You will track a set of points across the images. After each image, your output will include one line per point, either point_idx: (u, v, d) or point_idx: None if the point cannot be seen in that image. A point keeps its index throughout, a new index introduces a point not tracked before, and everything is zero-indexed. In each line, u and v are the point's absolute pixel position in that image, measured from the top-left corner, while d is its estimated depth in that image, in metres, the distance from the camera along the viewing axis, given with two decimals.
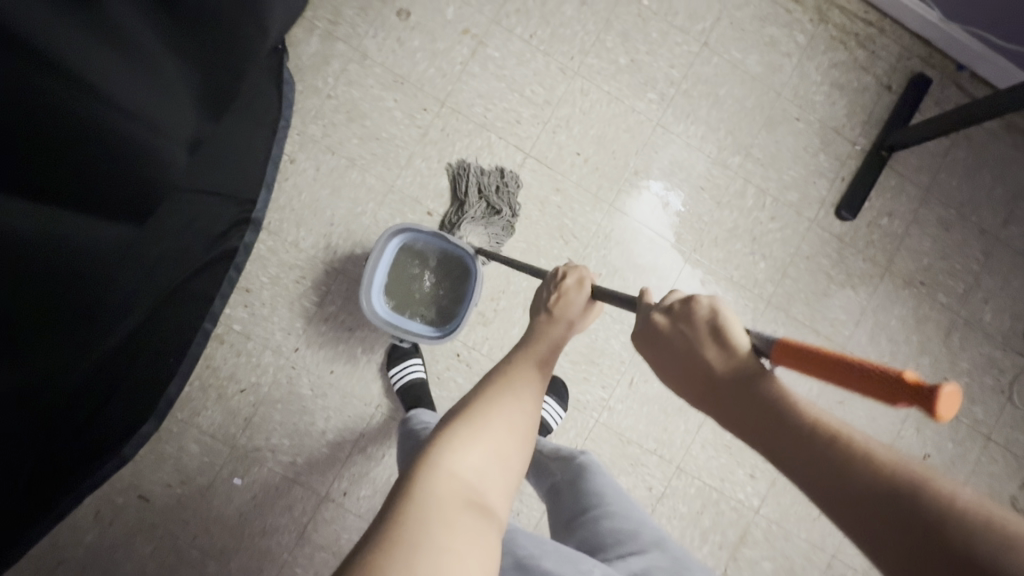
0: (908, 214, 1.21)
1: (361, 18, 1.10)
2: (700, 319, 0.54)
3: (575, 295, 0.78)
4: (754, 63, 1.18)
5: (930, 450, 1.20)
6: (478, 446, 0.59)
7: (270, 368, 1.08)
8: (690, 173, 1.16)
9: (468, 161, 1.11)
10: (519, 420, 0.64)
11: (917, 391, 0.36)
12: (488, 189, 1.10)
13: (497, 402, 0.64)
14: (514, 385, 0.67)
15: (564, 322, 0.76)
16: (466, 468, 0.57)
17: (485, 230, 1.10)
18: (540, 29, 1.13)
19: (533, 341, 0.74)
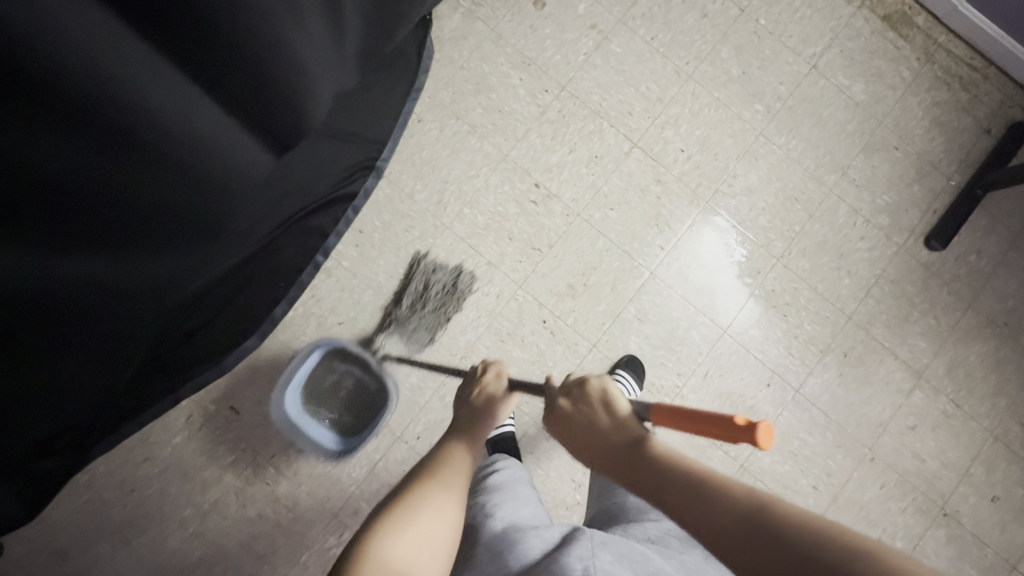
0: (997, 255, 1.23)
1: (501, 3, 1.20)
2: (596, 399, 0.69)
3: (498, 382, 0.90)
4: (860, 91, 1.24)
5: (998, 493, 1.19)
6: (409, 529, 0.62)
7: (369, 306, 1.15)
8: (785, 184, 1.21)
9: (429, 255, 1.16)
10: (450, 510, 0.67)
11: (744, 429, 0.54)
12: (437, 290, 1.15)
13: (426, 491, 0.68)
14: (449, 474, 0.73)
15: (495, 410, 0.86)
16: (396, 555, 0.59)
17: (410, 329, 1.14)
18: (661, 33, 1.22)
19: (462, 427, 0.83)
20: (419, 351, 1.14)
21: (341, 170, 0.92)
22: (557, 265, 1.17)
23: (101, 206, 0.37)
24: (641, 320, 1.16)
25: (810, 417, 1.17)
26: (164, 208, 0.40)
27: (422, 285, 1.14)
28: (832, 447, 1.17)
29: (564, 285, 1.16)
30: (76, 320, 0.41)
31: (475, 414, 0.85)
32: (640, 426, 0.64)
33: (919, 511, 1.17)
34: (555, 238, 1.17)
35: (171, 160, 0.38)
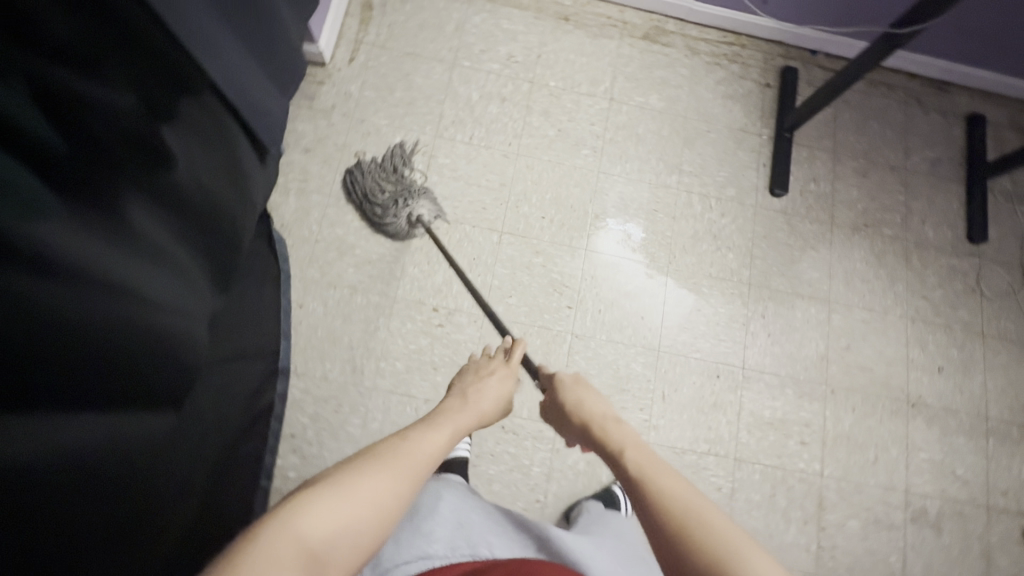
0: (828, 174, 1.40)
1: (326, 169, 1.26)
2: (575, 392, 0.79)
3: (503, 394, 0.85)
4: (656, 100, 1.39)
5: (941, 363, 1.30)
6: (343, 498, 0.50)
7: (371, 171, 1.22)
8: (641, 202, 1.32)
9: (375, 164, 1.23)
10: (391, 507, 0.53)
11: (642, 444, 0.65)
12: (385, 189, 1.21)
13: (380, 475, 0.54)
14: (407, 465, 0.57)
15: (473, 414, 0.78)
16: (318, 531, 0.47)
17: (378, 198, 1.20)
18: (476, 130, 1.32)
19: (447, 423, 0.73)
20: (345, 439, 1.13)
21: (245, 389, 0.92)
22: None
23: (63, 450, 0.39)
24: (584, 378, 1.21)
25: (765, 384, 1.25)
26: (119, 432, 0.44)
27: (372, 184, 1.21)
28: (797, 399, 1.24)
29: None
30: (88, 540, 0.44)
31: (463, 411, 0.77)
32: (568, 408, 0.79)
33: (892, 414, 1.26)
34: (475, 347, 1.20)
35: (115, 442, 0.44)
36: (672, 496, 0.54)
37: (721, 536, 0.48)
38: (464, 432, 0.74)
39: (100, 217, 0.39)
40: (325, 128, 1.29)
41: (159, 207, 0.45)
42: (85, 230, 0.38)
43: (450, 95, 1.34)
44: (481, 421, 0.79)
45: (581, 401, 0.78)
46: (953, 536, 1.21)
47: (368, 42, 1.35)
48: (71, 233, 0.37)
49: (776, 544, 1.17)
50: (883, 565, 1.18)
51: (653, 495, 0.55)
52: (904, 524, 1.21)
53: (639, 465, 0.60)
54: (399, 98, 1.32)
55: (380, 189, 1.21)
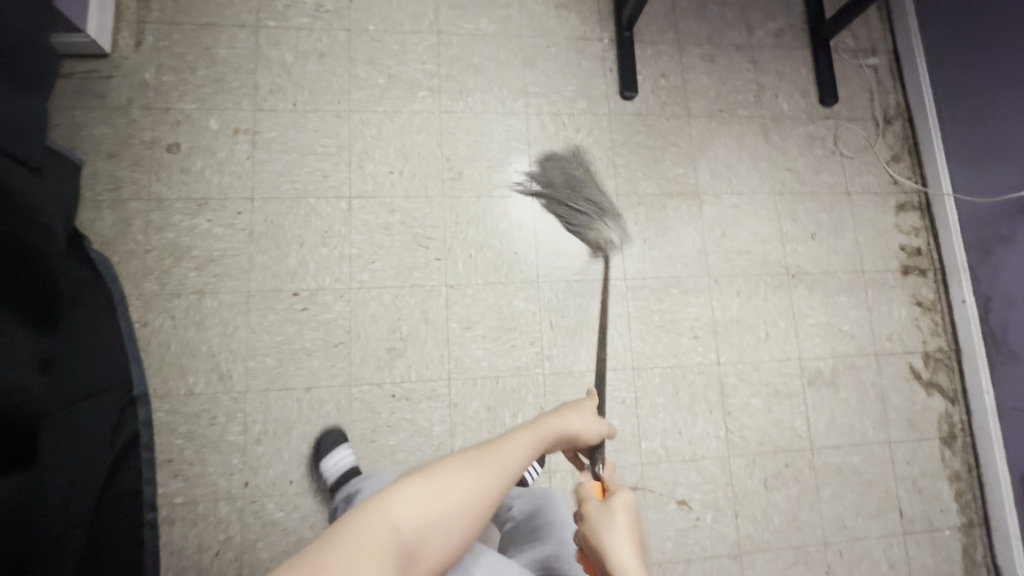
0: (677, 67, 1.36)
1: (138, 171, 1.14)
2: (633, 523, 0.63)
3: (588, 420, 0.74)
4: (487, 24, 1.31)
5: (814, 230, 1.33)
6: (438, 497, 0.48)
7: (560, 154, 1.27)
8: (492, 135, 1.26)
9: (558, 150, 1.27)
10: (478, 503, 0.51)
11: None
12: (576, 186, 1.22)
13: (472, 469, 0.53)
14: (510, 470, 0.56)
15: (570, 423, 0.71)
16: (406, 521, 0.45)
17: (565, 209, 1.20)
18: (298, 95, 1.21)
19: (543, 424, 0.67)
20: (229, 449, 1.06)
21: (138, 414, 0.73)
22: (367, 341, 1.14)
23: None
24: (468, 326, 1.17)
25: (650, 289, 1.24)
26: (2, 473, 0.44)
27: (573, 167, 1.25)
28: (683, 296, 1.25)
29: (385, 352, 1.14)
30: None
31: (559, 418, 0.70)
32: (625, 531, 0.62)
33: (776, 288, 1.28)
34: (347, 323, 1.14)
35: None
36: None
37: None
38: (554, 436, 0.67)
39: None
40: (127, 126, 1.15)
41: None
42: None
43: (261, 62, 1.22)
44: (578, 440, 0.73)
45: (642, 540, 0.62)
46: (849, 389, 1.27)
47: (154, 21, 1.20)
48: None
49: (688, 439, 1.19)
50: (790, 432, 1.23)
51: None
52: (803, 389, 1.25)
53: None
54: (205, 77, 1.19)
55: (568, 197, 1.21)
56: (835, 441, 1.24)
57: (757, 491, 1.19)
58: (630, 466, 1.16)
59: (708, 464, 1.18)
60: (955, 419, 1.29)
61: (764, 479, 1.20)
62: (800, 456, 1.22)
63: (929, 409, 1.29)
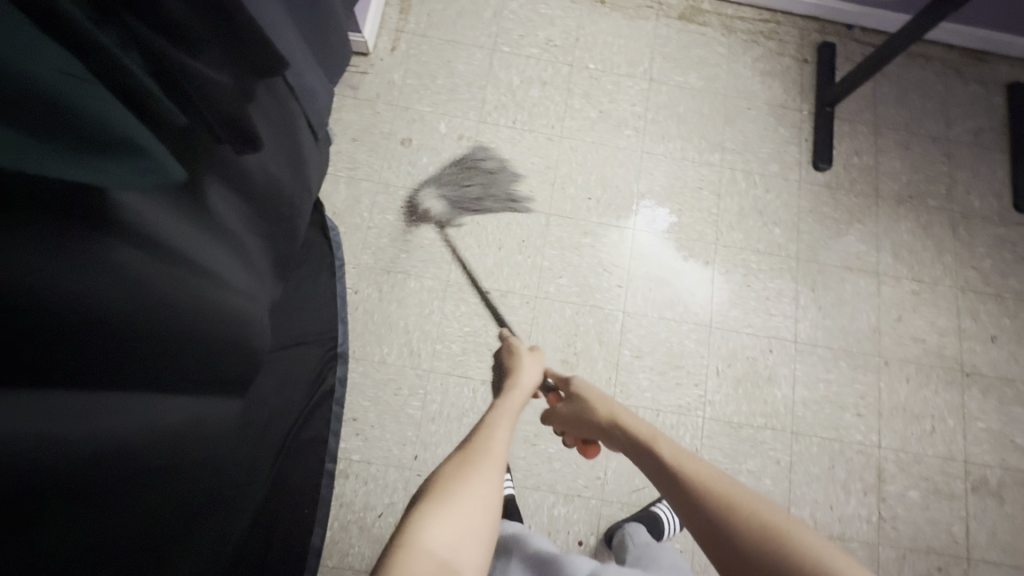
0: (871, 147, 1.39)
1: (374, 157, 1.28)
2: (584, 389, 0.83)
3: (525, 375, 0.90)
4: (695, 79, 1.40)
5: (994, 332, 1.30)
6: (454, 511, 0.59)
7: None
8: (685, 180, 1.33)
9: None
10: (489, 498, 0.63)
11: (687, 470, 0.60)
12: None
13: (474, 481, 0.63)
14: (491, 459, 0.68)
15: (519, 392, 0.86)
16: (436, 539, 0.55)
17: None
18: (519, 114, 1.33)
19: (503, 405, 0.82)
20: (406, 421, 1.14)
21: (310, 369, 0.96)
22: (544, 348, 1.20)
23: (167, 427, 0.47)
24: (638, 355, 1.21)
25: (818, 357, 1.24)
26: (206, 416, 0.54)
27: None
28: (851, 371, 1.24)
29: (559, 362, 1.19)
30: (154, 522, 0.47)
31: (507, 396, 0.84)
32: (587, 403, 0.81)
33: (947, 383, 1.26)
34: (529, 328, 1.21)
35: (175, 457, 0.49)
36: (719, 491, 0.56)
37: (758, 525, 0.51)
38: (510, 416, 0.79)
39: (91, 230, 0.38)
40: (371, 117, 1.30)
41: (157, 243, 0.43)
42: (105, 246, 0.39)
43: (491, 80, 1.35)
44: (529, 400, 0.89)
45: (602, 400, 0.80)
46: (1015, 505, 1.20)
47: (410, 32, 1.36)
48: (130, 207, 0.40)
49: (838, 516, 1.17)
50: (946, 534, 1.18)
51: (692, 487, 0.58)
52: (966, 494, 1.20)
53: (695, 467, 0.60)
54: (442, 85, 1.33)
55: None
56: (994, 556, 1.18)
57: None
58: None
59: (856, 547, 1.15)
60: None
61: None
62: (954, 563, 1.16)
63: None
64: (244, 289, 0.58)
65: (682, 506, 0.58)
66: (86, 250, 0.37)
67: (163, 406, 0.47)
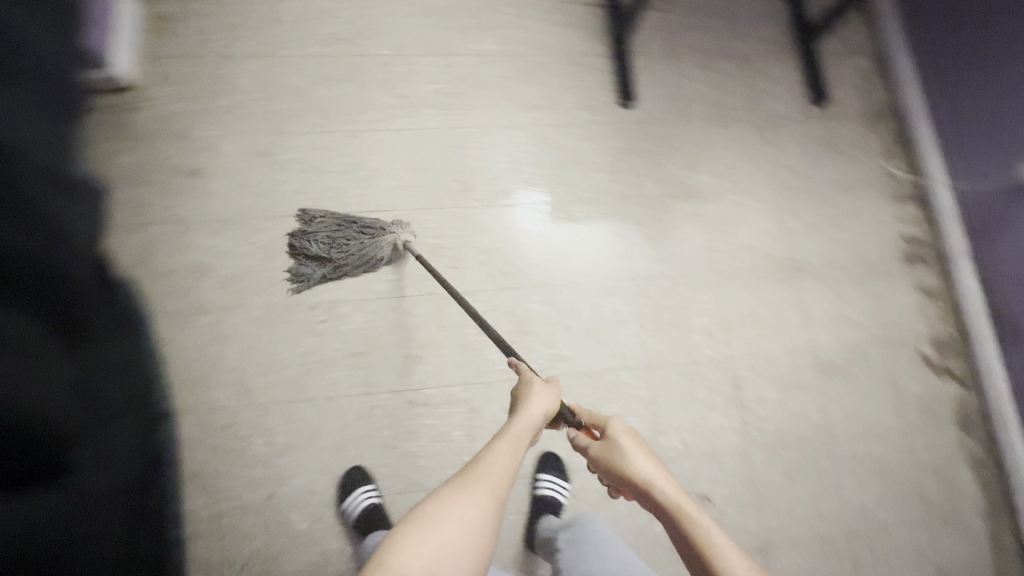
0: (673, 75, 1.42)
1: (162, 195, 1.18)
2: (623, 442, 0.78)
3: (543, 404, 0.80)
4: (491, 44, 1.38)
5: (815, 224, 1.36)
6: (435, 538, 0.59)
7: None
8: (497, 146, 1.31)
9: None
10: (472, 520, 0.62)
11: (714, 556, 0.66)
12: None
13: (459, 503, 0.62)
14: (484, 483, 0.66)
15: (530, 416, 0.78)
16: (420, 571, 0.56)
17: None
18: (312, 116, 1.27)
19: (513, 430, 0.75)
20: (253, 460, 1.08)
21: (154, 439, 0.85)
22: (386, 350, 1.16)
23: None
24: (484, 331, 1.19)
25: (660, 288, 1.26)
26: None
27: None
28: (692, 293, 1.27)
29: (404, 360, 1.16)
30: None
31: (519, 415, 0.78)
32: (623, 453, 0.77)
33: (782, 281, 1.31)
34: (366, 332, 1.16)
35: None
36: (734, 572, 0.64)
37: None
38: (520, 441, 0.74)
39: None
40: (149, 153, 1.20)
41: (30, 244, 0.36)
42: None
43: (275, 87, 1.27)
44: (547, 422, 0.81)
45: (648, 458, 0.76)
46: (862, 378, 1.28)
47: (174, 53, 1.26)
48: None
49: (705, 433, 1.20)
50: (806, 422, 1.24)
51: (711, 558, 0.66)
52: (817, 380, 1.27)
53: (724, 549, 0.66)
54: (222, 103, 1.25)
55: None
56: (852, 429, 1.25)
57: (778, 484, 1.20)
58: None
59: (727, 458, 1.19)
60: (970, 404, 1.30)
61: (784, 472, 1.20)
62: (818, 447, 1.23)
63: (944, 395, 1.30)
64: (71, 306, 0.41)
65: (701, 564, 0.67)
66: None
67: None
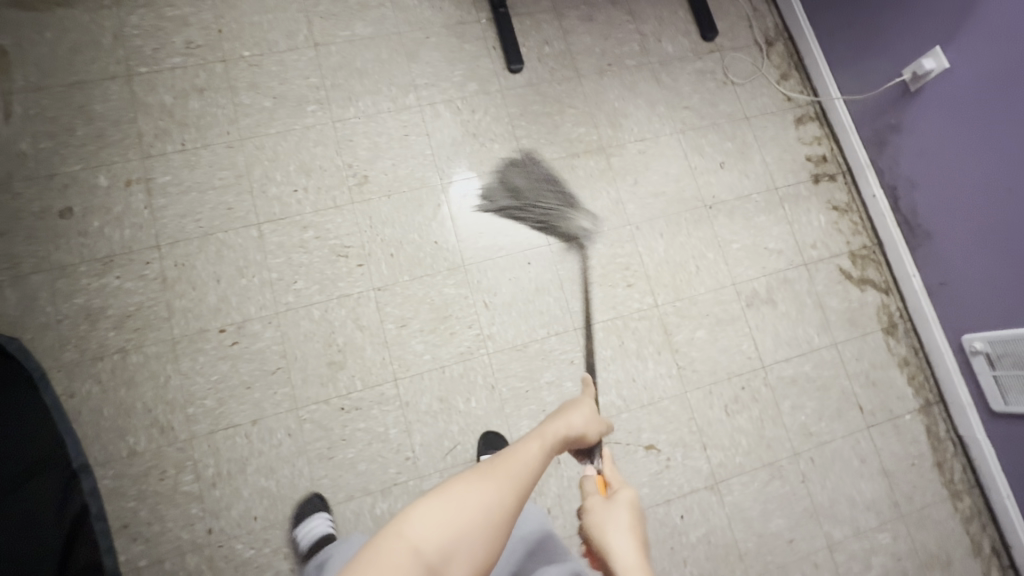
0: (558, 32, 1.39)
1: (35, 244, 1.11)
2: (627, 514, 0.60)
3: (583, 427, 0.69)
4: (363, 27, 1.32)
5: (721, 159, 1.36)
6: (448, 512, 0.48)
7: None
8: (388, 133, 1.26)
9: None
10: (483, 515, 0.49)
11: None
12: None
13: (477, 484, 0.51)
14: (516, 477, 0.54)
15: (571, 423, 0.67)
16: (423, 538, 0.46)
17: None
18: (186, 134, 1.20)
19: (550, 429, 0.64)
20: (184, 499, 1.04)
21: None
22: (305, 360, 1.13)
23: None
24: (404, 324, 1.16)
25: (576, 249, 1.25)
26: None
27: None
28: (609, 249, 1.26)
29: (325, 368, 1.13)
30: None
31: (559, 422, 0.66)
32: (621, 521, 0.59)
33: (696, 221, 1.31)
34: (281, 347, 1.12)
35: None
36: None
37: None
38: (554, 451, 0.61)
39: None
40: (12, 201, 1.12)
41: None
42: None
43: (140, 109, 1.20)
44: (581, 442, 0.69)
45: (644, 549, 0.57)
46: (787, 302, 1.30)
47: (21, 90, 1.17)
48: None
49: (642, 384, 1.21)
50: (739, 355, 1.26)
51: None
52: (744, 312, 1.28)
53: None
54: (85, 135, 1.17)
55: None
56: (784, 354, 1.27)
57: (720, 420, 1.21)
58: None
59: (668, 404, 1.20)
60: (893, 308, 1.34)
61: (724, 407, 1.22)
62: (754, 377, 1.25)
63: (867, 304, 1.33)
64: None
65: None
66: None
67: None
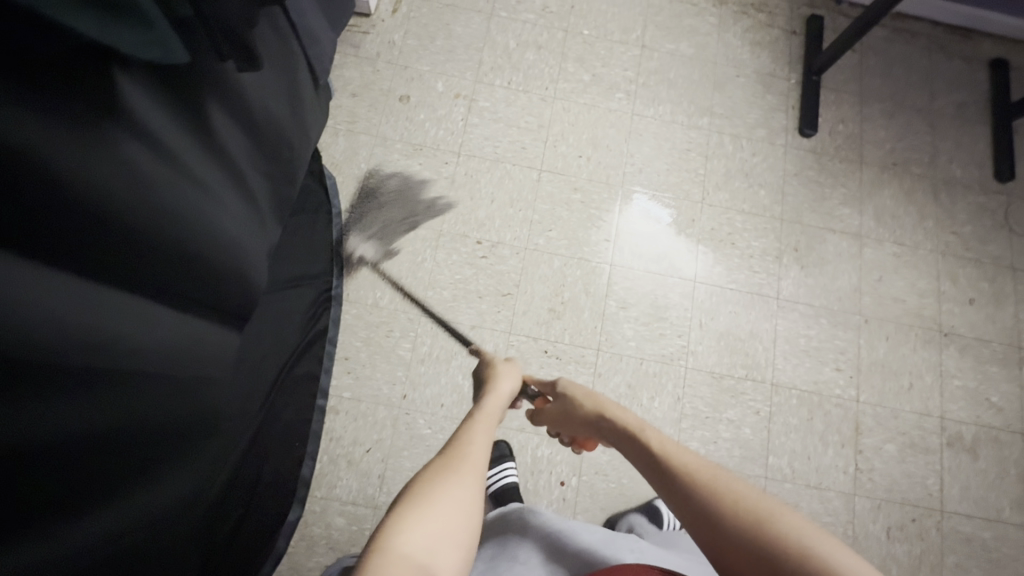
0: (856, 117, 1.43)
1: (373, 112, 1.32)
2: (572, 388, 0.82)
3: (505, 388, 0.82)
4: (687, 47, 1.44)
5: (972, 295, 1.33)
6: (432, 511, 0.54)
7: None
8: (673, 141, 1.37)
9: None
10: (468, 502, 0.58)
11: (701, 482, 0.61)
12: None
13: (446, 481, 0.59)
14: (468, 462, 0.63)
15: (499, 394, 0.80)
16: (414, 542, 0.51)
17: None
18: (514, 76, 1.38)
19: (485, 411, 0.75)
20: (396, 361, 1.18)
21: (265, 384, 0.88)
22: (532, 297, 1.24)
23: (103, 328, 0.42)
24: (624, 307, 1.25)
25: (800, 314, 1.28)
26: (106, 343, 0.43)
27: None
28: (831, 328, 1.27)
29: (546, 311, 1.23)
30: (86, 503, 0.44)
31: (488, 398, 0.78)
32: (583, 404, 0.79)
33: (925, 341, 1.29)
34: (517, 277, 1.25)
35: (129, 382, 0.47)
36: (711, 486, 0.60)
37: (741, 506, 0.57)
38: (492, 424, 0.73)
39: (79, 123, 0.38)
40: (370, 74, 1.35)
41: (128, 130, 0.41)
42: (65, 131, 0.36)
43: (488, 42, 1.39)
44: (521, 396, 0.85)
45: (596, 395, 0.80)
46: (989, 461, 1.24)
47: None
48: (130, 95, 0.42)
49: (814, 465, 1.20)
50: (920, 487, 1.21)
51: (694, 482, 0.61)
52: (941, 448, 1.23)
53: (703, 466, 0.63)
54: (440, 46, 1.38)
55: None
56: (966, 509, 1.20)
57: (878, 537, 1.17)
58: (752, 476, 1.18)
59: (832, 495, 1.18)
60: None
61: (887, 527, 1.18)
62: (928, 515, 1.19)
63: None
64: (233, 218, 0.58)
65: (685, 510, 0.60)
66: (99, 135, 0.39)
67: (69, 312, 0.39)
